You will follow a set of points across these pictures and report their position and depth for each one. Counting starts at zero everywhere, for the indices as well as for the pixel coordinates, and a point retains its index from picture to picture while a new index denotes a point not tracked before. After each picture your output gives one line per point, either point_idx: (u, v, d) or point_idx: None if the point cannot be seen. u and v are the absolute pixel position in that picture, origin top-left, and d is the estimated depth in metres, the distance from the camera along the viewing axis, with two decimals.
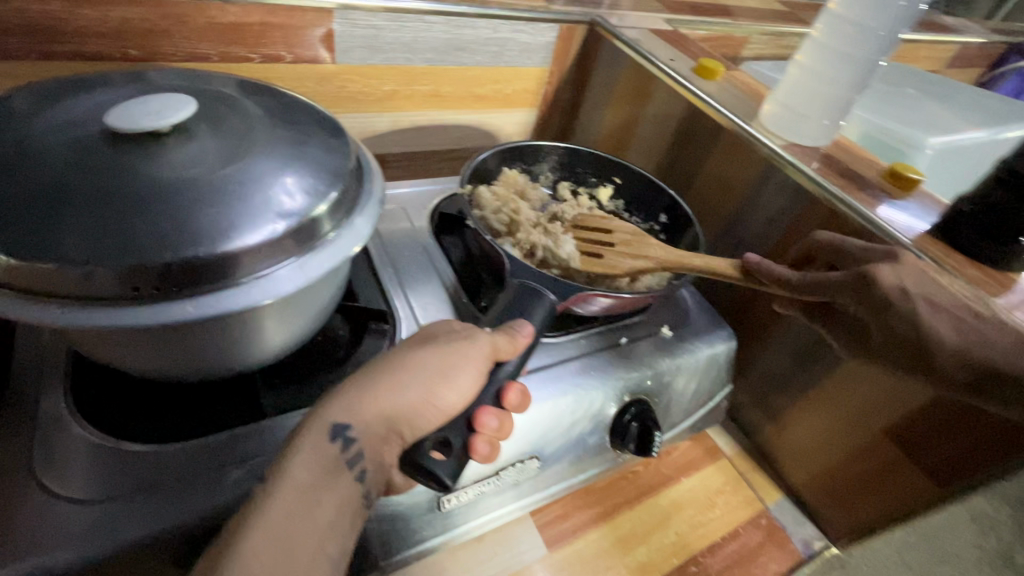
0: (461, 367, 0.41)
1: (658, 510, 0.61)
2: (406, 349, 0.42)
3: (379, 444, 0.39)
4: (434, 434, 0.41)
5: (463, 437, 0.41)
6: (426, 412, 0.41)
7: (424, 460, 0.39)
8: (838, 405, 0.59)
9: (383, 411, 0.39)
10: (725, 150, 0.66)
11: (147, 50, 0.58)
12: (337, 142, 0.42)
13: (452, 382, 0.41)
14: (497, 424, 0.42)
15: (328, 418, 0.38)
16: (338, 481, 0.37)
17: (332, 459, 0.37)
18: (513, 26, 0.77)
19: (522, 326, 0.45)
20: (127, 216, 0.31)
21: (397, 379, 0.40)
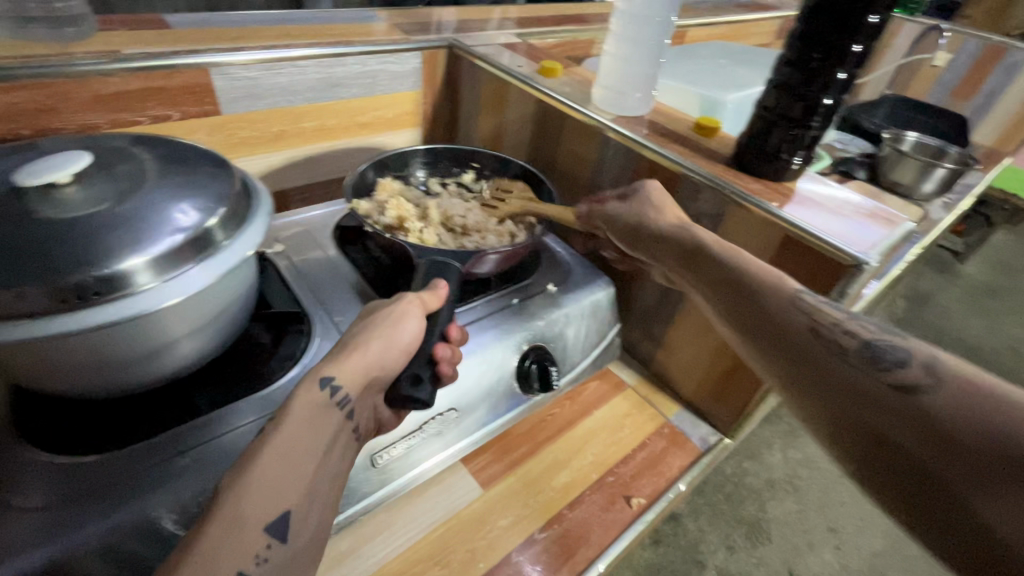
0: (409, 317, 0.49)
1: (575, 438, 0.71)
2: (359, 323, 0.49)
3: (364, 390, 0.46)
4: (406, 372, 0.48)
5: (429, 367, 0.49)
6: (391, 354, 0.47)
7: (407, 392, 0.46)
8: (696, 318, 0.72)
9: (363, 362, 0.46)
10: (574, 131, 0.79)
11: (39, 127, 0.64)
12: (219, 171, 0.51)
13: (406, 328, 0.48)
14: (451, 353, 0.51)
15: (317, 373, 0.44)
16: (331, 420, 0.44)
17: (324, 404, 0.43)
18: (380, 59, 0.87)
19: (440, 283, 0.54)
20: (41, 247, 0.38)
21: (362, 339, 0.47)
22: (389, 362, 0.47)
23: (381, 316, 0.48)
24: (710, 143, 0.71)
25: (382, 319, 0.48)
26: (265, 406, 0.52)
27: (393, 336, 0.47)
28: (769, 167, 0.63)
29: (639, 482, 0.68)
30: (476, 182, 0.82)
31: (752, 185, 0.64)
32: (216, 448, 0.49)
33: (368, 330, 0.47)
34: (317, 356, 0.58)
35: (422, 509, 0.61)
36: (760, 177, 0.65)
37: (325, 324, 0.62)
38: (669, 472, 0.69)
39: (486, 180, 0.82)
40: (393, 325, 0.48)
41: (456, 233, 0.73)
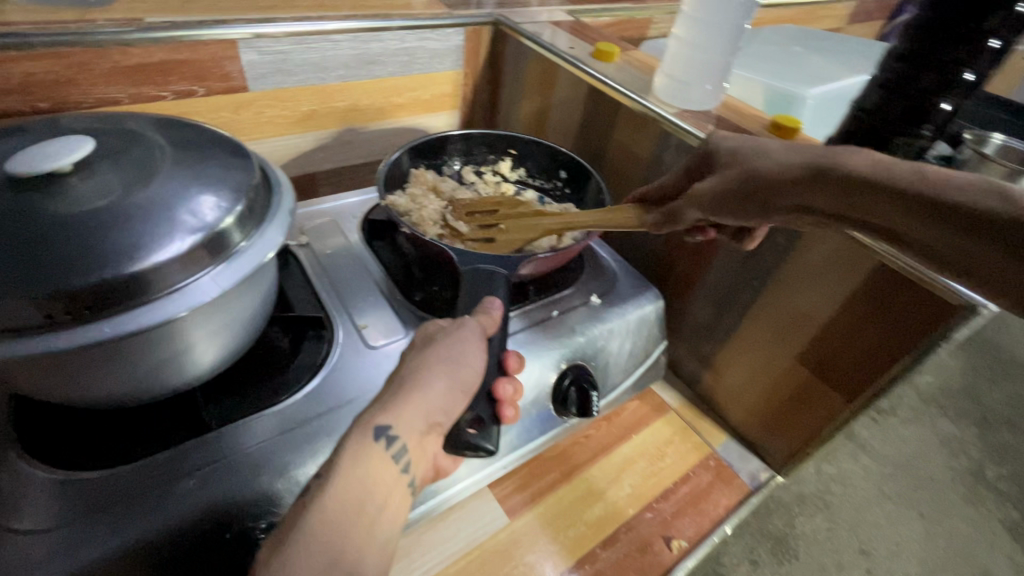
0: (469, 349, 0.44)
1: (611, 466, 0.65)
2: (413, 355, 0.45)
3: (422, 437, 0.41)
4: (466, 414, 0.44)
5: (490, 408, 0.45)
6: (453, 396, 0.43)
7: (471, 439, 0.43)
8: (760, 339, 0.64)
9: (418, 407, 0.41)
10: (628, 125, 0.71)
11: (57, 100, 0.60)
12: (239, 161, 0.45)
13: (465, 363, 0.44)
14: (513, 388, 0.47)
15: (371, 421, 0.40)
16: (385, 475, 0.39)
17: (380, 457, 0.39)
18: (419, 34, 0.80)
19: (492, 303, 0.49)
20: (35, 250, 0.34)
21: (420, 377, 0.42)
22: (452, 406, 0.42)
23: (435, 347, 0.44)
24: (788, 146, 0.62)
25: (438, 351, 0.43)
26: (282, 422, 0.48)
27: (453, 374, 0.43)
28: None
29: (680, 521, 0.61)
30: (516, 172, 0.75)
31: None
32: (227, 469, 0.44)
33: (426, 366, 0.42)
34: (338, 367, 0.53)
35: (444, 537, 0.56)
36: None
37: (349, 331, 0.57)
38: (714, 512, 0.63)
39: (526, 170, 0.75)
40: (452, 359, 0.43)
41: None
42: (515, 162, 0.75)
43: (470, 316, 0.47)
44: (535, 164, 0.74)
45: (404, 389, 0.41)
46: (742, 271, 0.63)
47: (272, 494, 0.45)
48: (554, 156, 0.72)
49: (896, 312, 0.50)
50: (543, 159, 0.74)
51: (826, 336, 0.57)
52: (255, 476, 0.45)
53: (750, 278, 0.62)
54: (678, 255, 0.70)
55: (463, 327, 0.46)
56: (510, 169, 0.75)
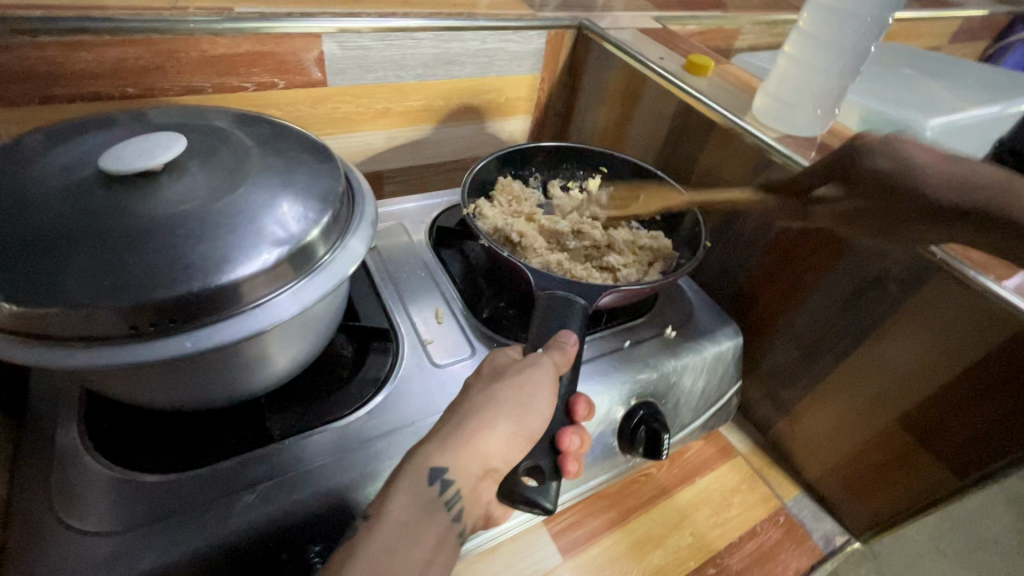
0: (539, 391, 0.39)
1: (672, 512, 0.61)
2: (477, 386, 0.40)
3: (477, 483, 0.38)
4: (524, 462, 0.39)
5: (551, 459, 0.40)
6: (517, 444, 0.39)
7: (527, 493, 0.39)
8: (852, 393, 0.58)
9: (478, 452, 0.37)
10: (718, 145, 0.66)
11: (144, 86, 0.60)
12: (327, 167, 0.43)
13: (533, 409, 0.39)
14: (580, 440, 0.41)
15: (426, 461, 0.37)
16: (436, 521, 0.36)
17: (433, 502, 0.36)
18: (500, 35, 0.77)
19: (567, 336, 0.43)
20: (124, 256, 0.33)
21: (483, 418, 0.38)
22: (515, 453, 0.38)
23: (502, 383, 0.39)
24: None
25: (505, 389, 0.39)
26: (343, 439, 0.46)
27: (521, 420, 0.38)
28: None
29: None
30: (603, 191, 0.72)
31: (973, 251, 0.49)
32: (285, 484, 0.43)
33: (493, 407, 0.38)
34: (404, 384, 0.51)
35: (493, 571, 0.53)
36: None
37: (414, 348, 0.55)
38: None
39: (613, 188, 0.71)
40: (520, 402, 0.39)
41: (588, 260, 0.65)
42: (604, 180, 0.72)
43: (543, 351, 0.41)
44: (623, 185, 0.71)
45: (464, 428, 0.38)
46: (839, 318, 0.57)
47: (330, 516, 0.43)
48: (645, 177, 0.69)
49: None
50: (632, 179, 0.70)
51: (935, 401, 0.51)
52: (315, 496, 0.43)
53: (849, 326, 0.57)
54: (764, 289, 0.65)
55: (536, 363, 0.40)
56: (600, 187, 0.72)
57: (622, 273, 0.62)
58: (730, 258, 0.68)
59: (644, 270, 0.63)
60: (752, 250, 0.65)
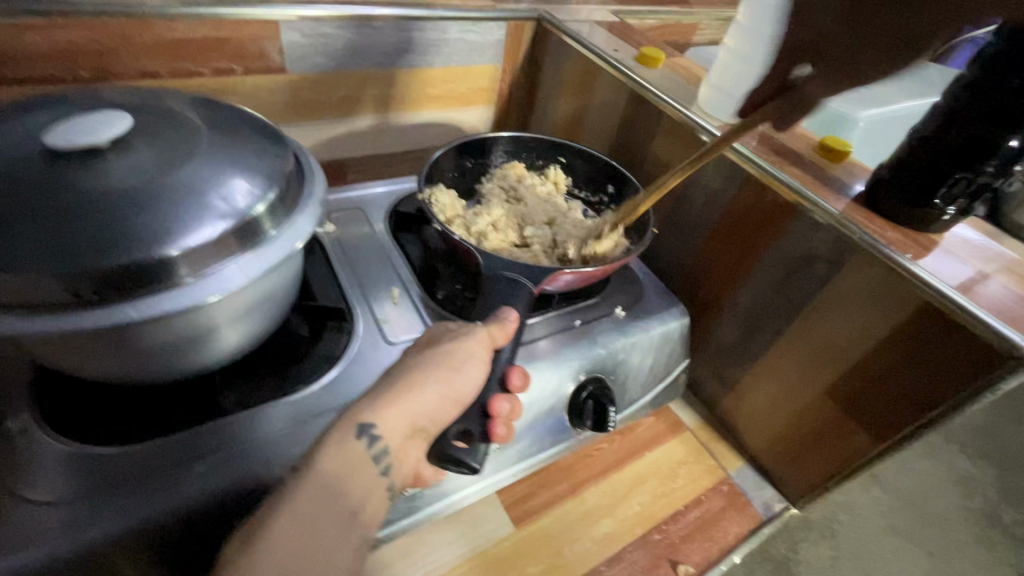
0: (470, 359, 0.41)
1: (621, 483, 0.64)
2: (417, 356, 0.42)
3: (405, 441, 0.40)
4: (455, 425, 0.41)
5: (480, 423, 0.41)
6: (446, 406, 0.41)
7: (453, 453, 0.40)
8: (786, 368, 0.62)
9: (406, 411, 0.39)
10: (666, 134, 0.70)
11: (97, 70, 0.60)
12: (274, 147, 0.44)
13: (464, 373, 0.41)
14: (510, 408, 0.42)
15: (354, 419, 0.38)
16: (364, 475, 0.38)
17: (360, 457, 0.38)
18: (460, 26, 0.79)
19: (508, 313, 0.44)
20: (66, 227, 0.34)
21: (412, 380, 0.40)
22: (444, 415, 0.40)
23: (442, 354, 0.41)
24: (834, 169, 0.60)
25: (443, 356, 0.41)
26: (293, 414, 0.48)
27: (450, 382, 0.40)
28: (915, 212, 0.52)
29: (687, 546, 0.60)
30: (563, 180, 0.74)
31: (885, 231, 0.53)
32: (236, 456, 0.44)
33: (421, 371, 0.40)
34: (357, 361, 0.53)
35: (447, 540, 0.56)
36: (893, 223, 0.54)
37: (368, 326, 0.56)
38: (723, 540, 0.61)
39: (572, 178, 0.74)
40: (456, 367, 0.41)
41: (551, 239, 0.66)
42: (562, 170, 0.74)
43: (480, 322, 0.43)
44: (581, 174, 0.73)
45: (394, 387, 0.40)
46: (773, 296, 0.61)
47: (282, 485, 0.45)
48: (602, 168, 0.71)
49: (942, 352, 0.48)
50: (589, 168, 0.72)
51: (860, 372, 0.55)
52: (266, 465, 0.45)
53: (780, 305, 0.60)
54: (709, 271, 0.68)
55: (473, 334, 0.42)
56: (563, 176, 0.74)
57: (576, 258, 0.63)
58: (679, 242, 0.71)
59: (597, 255, 0.64)
60: (699, 232, 0.68)
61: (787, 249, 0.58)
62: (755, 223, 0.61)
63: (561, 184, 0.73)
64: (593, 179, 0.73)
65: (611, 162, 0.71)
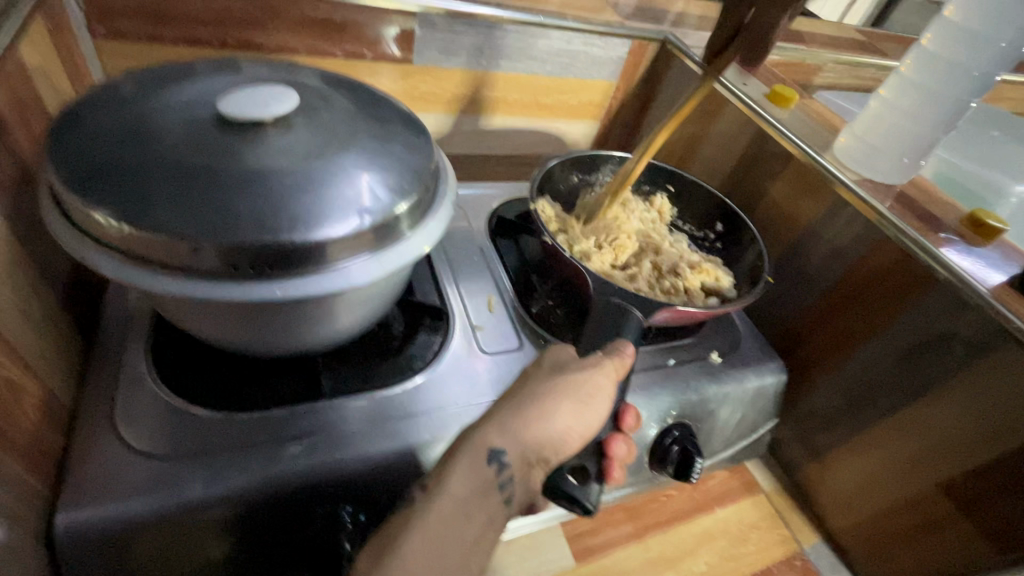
0: (599, 393, 0.40)
1: (689, 536, 0.60)
2: (536, 379, 0.41)
3: (528, 470, 0.38)
4: (572, 459, 0.41)
5: (597, 463, 0.42)
6: (564, 438, 0.39)
7: (570, 490, 0.39)
8: (891, 450, 0.57)
9: (534, 439, 0.38)
10: (791, 179, 0.66)
11: (242, 39, 0.62)
12: (420, 143, 0.44)
13: (593, 407, 0.40)
14: (627, 450, 0.42)
15: (485, 441, 0.37)
16: (488, 503, 0.36)
17: (489, 483, 0.36)
18: (585, 39, 0.77)
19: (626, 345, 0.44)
20: (229, 198, 0.34)
21: (542, 406, 0.38)
22: (564, 450, 0.39)
23: (564, 381, 0.40)
24: (984, 246, 0.55)
25: (567, 385, 0.39)
26: (384, 409, 0.47)
27: (580, 416, 0.39)
28: None
29: None
30: (669, 211, 0.71)
31: None
32: (329, 441, 0.44)
33: (553, 398, 0.38)
34: (449, 366, 0.52)
35: (506, 562, 0.54)
36: None
37: (463, 329, 0.56)
38: None
39: (680, 209, 0.71)
40: (580, 400, 0.39)
41: (655, 270, 0.64)
42: (670, 200, 0.72)
43: (605, 355, 0.42)
44: (690, 207, 0.71)
45: (524, 411, 0.38)
46: (893, 370, 0.56)
47: (366, 482, 0.45)
48: (716, 204, 0.68)
49: None
50: (701, 202, 0.69)
51: (986, 476, 0.50)
52: (357, 459, 0.44)
53: (900, 382, 0.56)
54: (818, 331, 0.64)
55: (599, 367, 0.41)
56: (668, 206, 0.71)
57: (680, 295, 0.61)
58: (787, 295, 0.67)
59: (702, 296, 0.61)
60: (813, 288, 0.64)
61: (917, 324, 0.54)
62: (886, 289, 0.57)
63: (668, 214, 0.70)
64: (703, 215, 0.70)
65: (727, 200, 0.68)
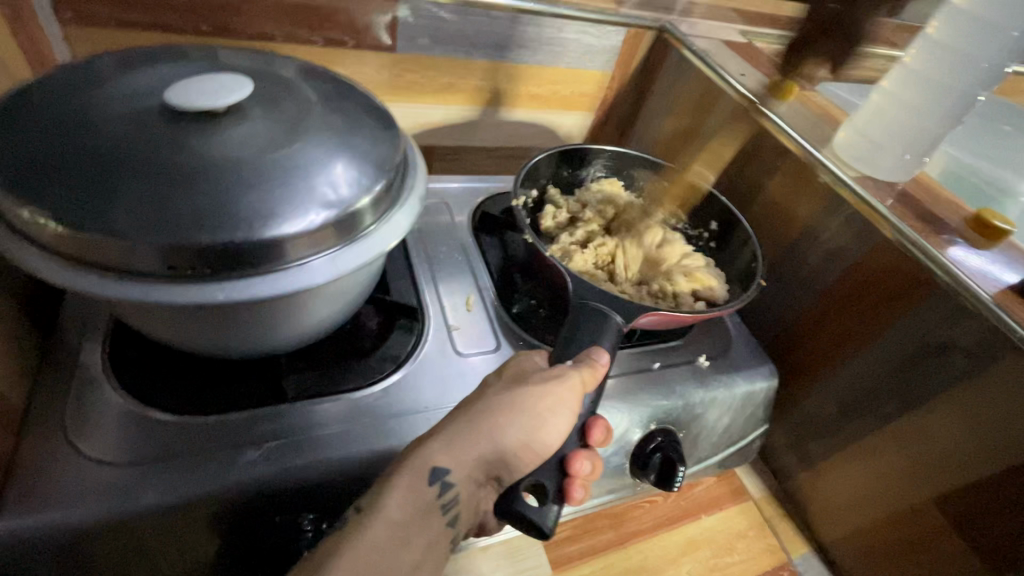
0: (560, 404, 0.38)
1: (671, 544, 0.58)
2: (499, 388, 0.39)
3: (479, 488, 0.37)
4: (527, 479, 0.39)
5: (557, 481, 0.39)
6: (521, 450, 0.37)
7: (521, 510, 0.38)
8: (887, 460, 0.55)
9: (488, 453, 0.37)
10: (787, 177, 0.63)
11: (217, 26, 0.60)
12: (387, 134, 0.41)
13: (551, 423, 0.38)
14: (590, 468, 0.39)
15: (434, 458, 0.36)
16: (435, 518, 0.35)
17: (431, 503, 0.35)
18: (576, 26, 0.74)
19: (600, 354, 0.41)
20: (171, 194, 0.32)
21: (500, 418, 0.37)
22: (522, 463, 0.37)
23: (525, 392, 0.38)
24: (989, 248, 0.52)
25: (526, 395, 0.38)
26: (349, 413, 0.45)
27: (536, 429, 0.37)
28: None
29: None
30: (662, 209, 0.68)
31: None
32: (291, 447, 0.42)
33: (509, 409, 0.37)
34: (420, 368, 0.50)
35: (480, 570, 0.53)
36: None
37: (438, 330, 0.54)
38: None
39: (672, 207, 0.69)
40: (541, 412, 0.38)
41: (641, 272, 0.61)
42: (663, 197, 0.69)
43: (573, 365, 0.40)
44: (683, 206, 0.68)
45: (477, 426, 0.37)
46: (890, 377, 0.54)
47: (328, 489, 0.43)
48: (710, 202, 0.66)
49: None
50: (694, 199, 0.67)
51: (985, 489, 0.47)
52: (320, 467, 0.42)
53: (897, 390, 0.53)
54: (812, 334, 0.61)
55: (564, 377, 0.39)
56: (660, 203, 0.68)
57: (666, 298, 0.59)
58: (781, 296, 0.65)
59: (689, 299, 0.59)
60: (808, 290, 0.61)
61: (919, 329, 0.51)
62: (885, 292, 0.54)
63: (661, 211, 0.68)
64: (695, 213, 0.67)
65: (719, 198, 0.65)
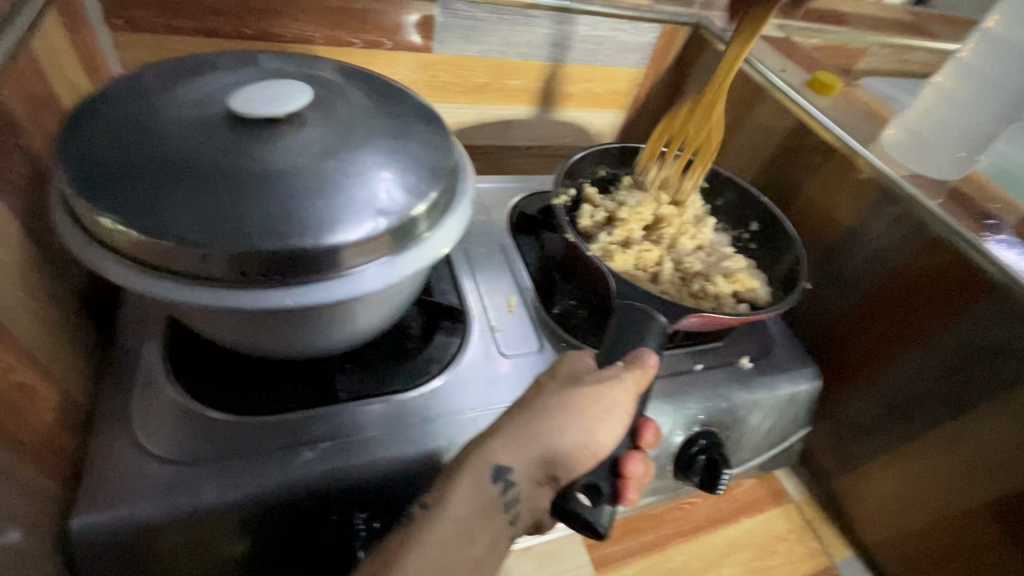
0: (614, 406, 0.38)
1: (714, 546, 0.58)
2: (552, 390, 0.39)
3: (535, 488, 0.38)
4: (583, 479, 0.39)
5: (611, 482, 0.39)
6: (576, 451, 0.37)
7: (578, 509, 0.38)
8: (936, 465, 0.54)
9: (543, 455, 0.37)
10: (832, 175, 0.62)
11: (259, 30, 0.61)
12: (439, 138, 0.41)
13: (606, 425, 0.38)
14: (643, 470, 0.40)
15: (491, 459, 0.36)
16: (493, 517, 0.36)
17: (489, 499, 0.36)
18: (612, 24, 0.73)
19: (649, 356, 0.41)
20: (238, 201, 0.33)
21: (555, 419, 0.37)
22: (577, 465, 0.37)
23: (579, 394, 0.38)
24: None
25: (580, 397, 0.38)
26: (399, 413, 0.46)
27: (592, 430, 0.37)
28: None
29: None
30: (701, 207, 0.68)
31: None
32: (344, 447, 0.43)
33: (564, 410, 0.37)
34: (466, 370, 0.50)
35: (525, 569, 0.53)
36: None
37: (481, 330, 0.54)
38: None
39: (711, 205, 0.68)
40: (595, 414, 0.37)
41: (682, 272, 0.61)
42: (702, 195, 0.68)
43: (625, 367, 0.39)
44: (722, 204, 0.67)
45: (533, 427, 0.37)
46: (941, 381, 0.53)
47: (380, 488, 0.44)
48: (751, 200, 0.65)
49: None
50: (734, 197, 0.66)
51: None
52: (373, 467, 0.43)
53: (949, 394, 0.52)
54: (857, 336, 0.60)
55: (617, 380, 0.38)
56: (700, 202, 0.67)
57: (708, 299, 0.58)
58: (824, 296, 0.63)
59: (732, 301, 0.58)
60: (853, 290, 0.60)
61: (974, 333, 0.50)
62: (937, 294, 0.53)
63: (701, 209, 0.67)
64: (736, 212, 0.66)
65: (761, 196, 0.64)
